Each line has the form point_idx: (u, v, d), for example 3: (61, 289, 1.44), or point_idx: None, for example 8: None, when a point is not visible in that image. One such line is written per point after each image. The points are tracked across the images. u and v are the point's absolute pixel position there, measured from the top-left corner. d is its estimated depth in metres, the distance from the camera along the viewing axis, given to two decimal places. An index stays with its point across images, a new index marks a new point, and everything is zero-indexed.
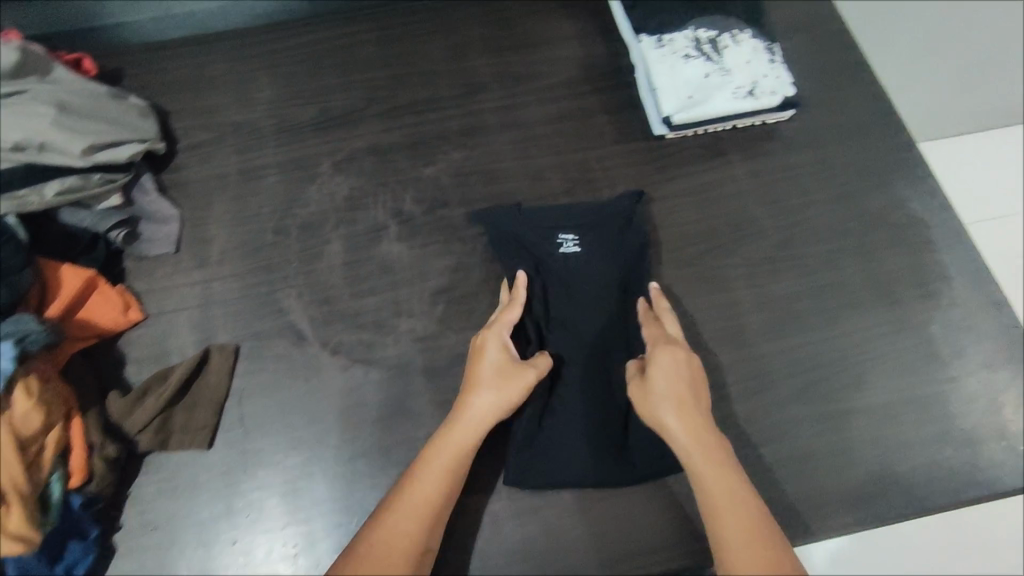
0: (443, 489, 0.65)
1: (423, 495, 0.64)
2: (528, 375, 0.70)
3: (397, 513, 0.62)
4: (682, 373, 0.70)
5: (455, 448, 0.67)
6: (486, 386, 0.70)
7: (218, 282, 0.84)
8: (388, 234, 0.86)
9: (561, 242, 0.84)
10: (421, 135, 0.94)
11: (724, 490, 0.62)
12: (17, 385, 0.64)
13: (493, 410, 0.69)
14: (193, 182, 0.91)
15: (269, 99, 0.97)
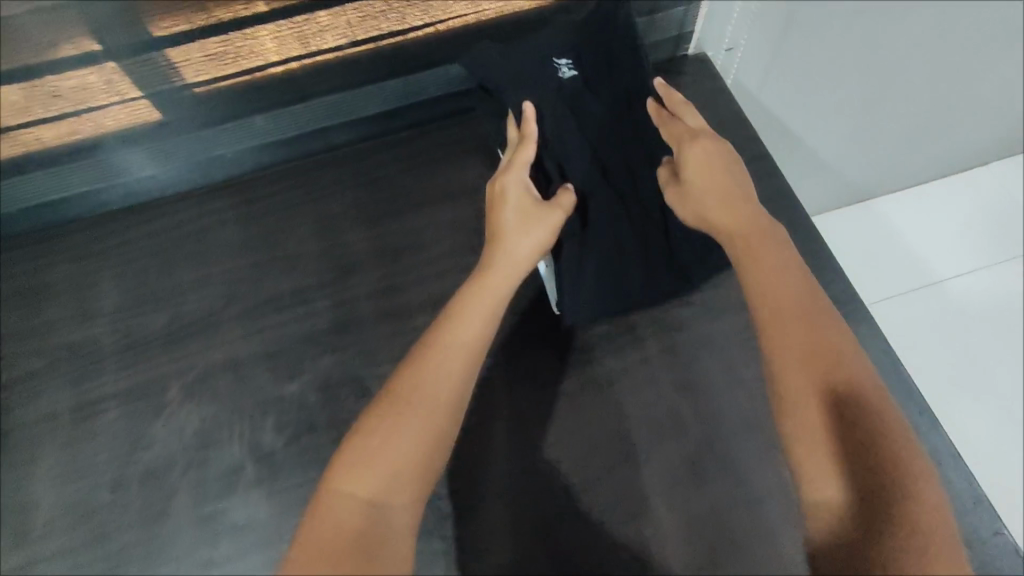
0: (475, 355, 0.59)
1: (466, 337, 0.60)
2: (555, 216, 0.70)
3: (428, 388, 0.56)
4: (720, 167, 0.68)
5: (484, 306, 0.62)
6: (523, 237, 0.69)
7: (37, 566, 0.70)
8: (244, 476, 0.73)
9: (557, 67, 0.85)
10: (286, 338, 0.81)
11: (778, 272, 0.58)
12: None
13: (528, 250, 0.68)
14: (18, 429, 0.77)
15: (112, 309, 0.84)
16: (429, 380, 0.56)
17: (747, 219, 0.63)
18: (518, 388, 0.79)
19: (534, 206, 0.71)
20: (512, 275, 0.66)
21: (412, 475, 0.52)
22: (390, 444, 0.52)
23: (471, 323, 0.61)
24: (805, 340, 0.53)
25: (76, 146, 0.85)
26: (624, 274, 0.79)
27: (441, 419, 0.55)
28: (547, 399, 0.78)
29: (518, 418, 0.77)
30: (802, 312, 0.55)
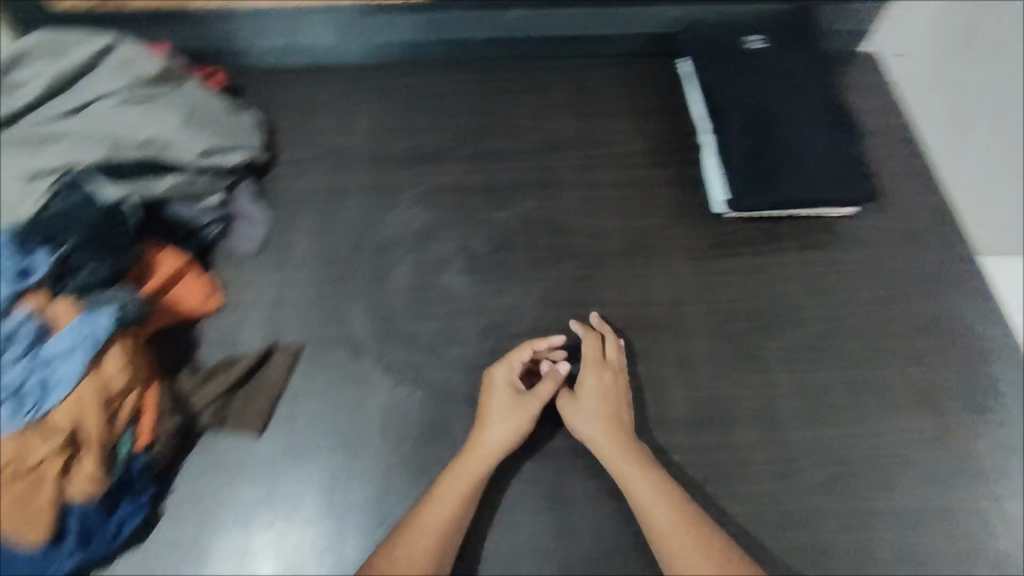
0: (450, 524, 0.71)
1: (435, 521, 0.71)
2: (532, 400, 0.79)
3: (398, 558, 0.68)
4: (618, 420, 0.78)
5: (449, 492, 0.73)
6: (492, 439, 0.76)
7: (292, 286, 0.91)
8: (452, 267, 0.94)
9: (751, 40, 1.03)
10: (498, 181, 1.02)
11: (662, 501, 0.72)
12: (113, 348, 0.74)
13: (503, 443, 0.76)
14: (286, 194, 1.00)
15: (365, 130, 1.07)
16: (407, 549, 0.69)
17: (625, 462, 0.75)
18: (673, 259, 0.95)
19: (532, 401, 0.79)
20: (491, 462, 0.75)
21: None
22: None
23: (437, 498, 0.73)
24: (693, 557, 0.68)
25: (371, 6, 1.07)
26: (779, 193, 0.92)
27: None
28: (697, 272, 0.93)
29: (670, 279, 0.93)
30: (674, 523, 0.70)
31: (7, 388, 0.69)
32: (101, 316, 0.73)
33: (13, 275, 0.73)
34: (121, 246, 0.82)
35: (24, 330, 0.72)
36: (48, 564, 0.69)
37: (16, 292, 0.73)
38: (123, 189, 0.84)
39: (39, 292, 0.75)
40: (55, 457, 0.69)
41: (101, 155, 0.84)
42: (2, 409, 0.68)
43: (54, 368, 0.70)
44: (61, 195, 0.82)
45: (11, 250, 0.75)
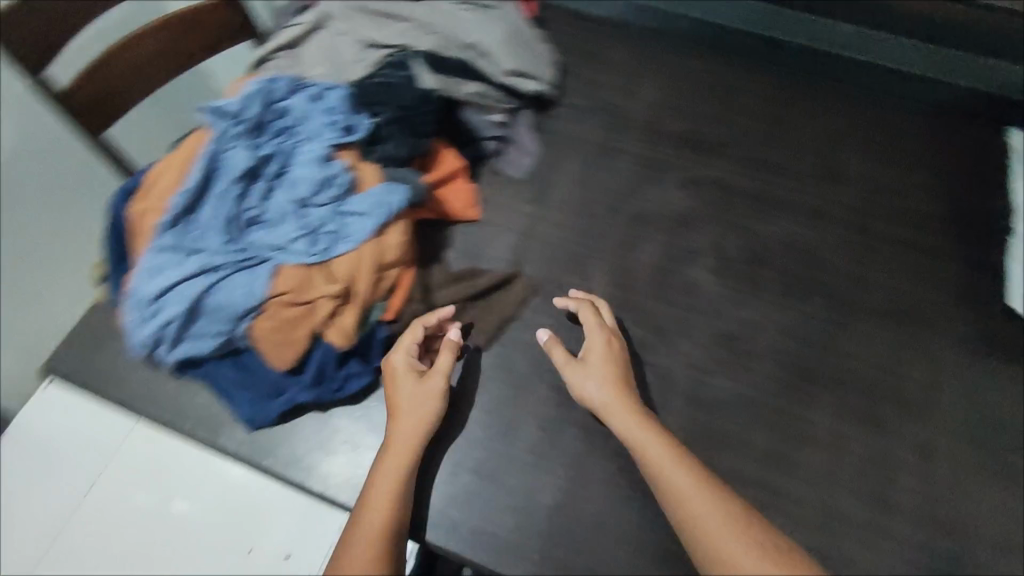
0: (405, 475, 0.70)
1: (385, 496, 0.67)
2: (446, 358, 0.76)
3: (375, 501, 0.67)
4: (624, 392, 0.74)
5: (394, 466, 0.70)
6: (426, 404, 0.73)
7: (543, 224, 0.92)
8: (702, 261, 0.90)
9: None
10: (770, 192, 0.96)
11: (676, 467, 0.67)
12: (398, 224, 0.78)
13: (427, 409, 0.73)
14: (559, 134, 1.01)
15: (649, 98, 1.04)
16: (368, 523, 0.65)
17: (642, 425, 0.71)
18: (944, 339, 0.85)
19: (405, 376, 0.75)
20: (408, 446, 0.71)
21: (368, 553, 0.63)
22: (361, 531, 0.65)
23: (400, 446, 0.71)
24: (713, 517, 0.63)
25: None
26: None
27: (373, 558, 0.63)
28: (968, 363, 0.83)
29: (935, 359, 0.84)
30: (692, 483, 0.66)
31: (309, 225, 0.75)
32: (400, 191, 0.78)
33: (342, 128, 0.80)
34: (420, 133, 0.85)
35: (338, 178, 0.77)
36: (286, 386, 0.76)
37: (339, 143, 0.80)
38: (437, 82, 0.88)
39: (354, 151, 0.81)
40: (325, 301, 0.74)
41: (430, 45, 0.90)
42: (302, 241, 0.74)
43: (350, 221, 0.76)
44: (391, 69, 0.87)
45: (346, 108, 0.82)
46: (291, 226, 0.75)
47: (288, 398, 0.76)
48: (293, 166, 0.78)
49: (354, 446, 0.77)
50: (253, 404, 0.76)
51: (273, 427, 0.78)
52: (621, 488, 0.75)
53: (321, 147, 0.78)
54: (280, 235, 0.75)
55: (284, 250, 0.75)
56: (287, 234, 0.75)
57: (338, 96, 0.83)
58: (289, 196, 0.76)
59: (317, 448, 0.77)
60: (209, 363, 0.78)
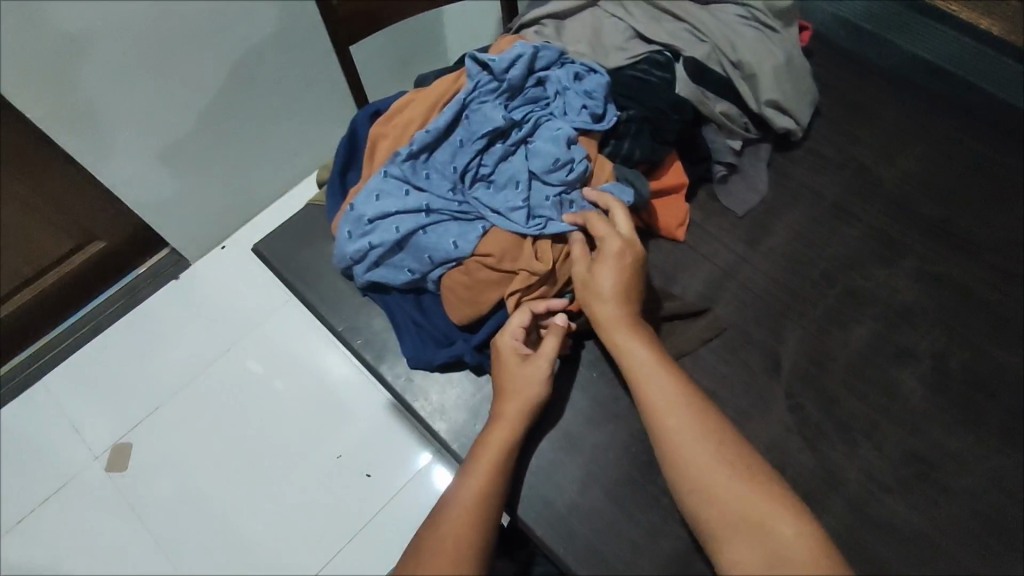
0: (498, 456, 0.68)
1: (478, 478, 0.67)
2: (553, 344, 0.72)
3: (469, 473, 0.67)
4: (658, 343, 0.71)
5: (492, 450, 0.69)
6: (529, 389, 0.71)
7: (749, 267, 0.87)
8: (914, 365, 0.80)
9: None
10: (1022, 316, 0.83)
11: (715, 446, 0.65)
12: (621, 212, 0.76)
13: (528, 392, 0.71)
14: (794, 181, 0.93)
15: (906, 170, 0.94)
16: (461, 499, 0.66)
17: (654, 375, 0.69)
18: None
19: (510, 358, 0.72)
20: (508, 432, 0.70)
21: (463, 522, 0.64)
22: (454, 506, 0.66)
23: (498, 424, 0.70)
24: (716, 479, 0.63)
25: None
26: None
27: (465, 537, 0.64)
28: None
29: None
30: (700, 441, 0.64)
31: (532, 201, 0.76)
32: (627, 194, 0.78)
33: (593, 115, 0.80)
34: (659, 139, 0.83)
35: (576, 165, 0.77)
36: (456, 339, 0.79)
37: (585, 128, 0.79)
38: (691, 92, 0.85)
39: (593, 138, 0.81)
40: (523, 276, 0.75)
41: (699, 53, 0.86)
42: (521, 214, 0.75)
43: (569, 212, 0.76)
44: (650, 66, 0.86)
45: (603, 96, 0.81)
46: (517, 196, 0.76)
47: (453, 353, 0.77)
48: (535, 138, 0.79)
49: None
50: (421, 345, 0.79)
51: (429, 374, 0.80)
52: None
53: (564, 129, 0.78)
54: (504, 200, 0.76)
55: (501, 215, 0.76)
56: (511, 201, 0.76)
57: (598, 80, 0.81)
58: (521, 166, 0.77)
59: (463, 407, 0.78)
60: (394, 293, 0.81)
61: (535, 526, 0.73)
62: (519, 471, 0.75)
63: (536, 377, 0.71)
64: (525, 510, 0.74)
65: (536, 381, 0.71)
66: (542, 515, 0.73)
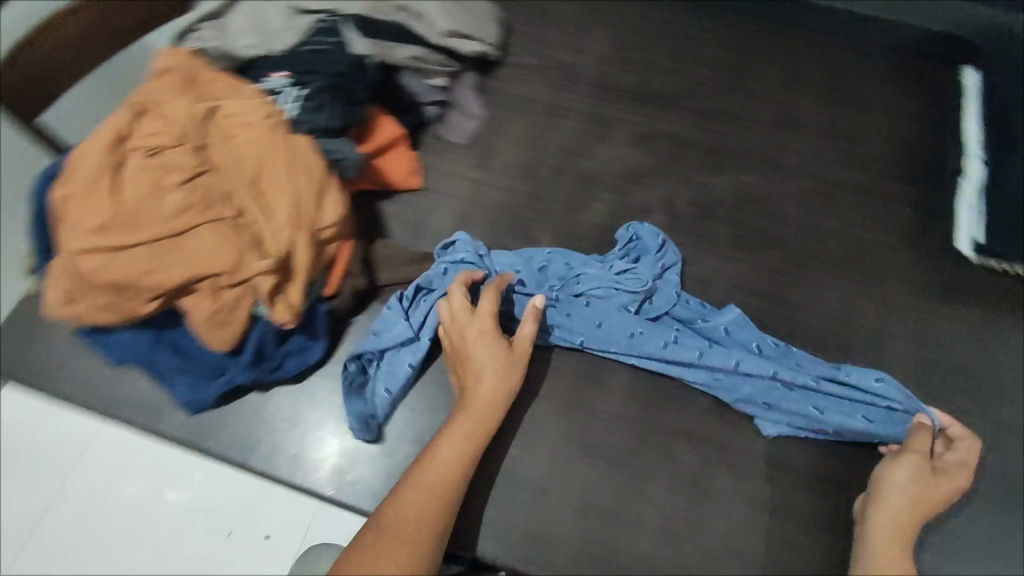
0: (473, 446, 0.69)
1: (450, 455, 0.69)
2: (523, 351, 0.74)
3: (439, 459, 0.68)
4: (923, 482, 0.68)
5: (466, 426, 0.70)
6: (506, 377, 0.72)
7: (488, 189, 0.90)
8: (650, 219, 0.88)
9: None
10: (722, 145, 0.93)
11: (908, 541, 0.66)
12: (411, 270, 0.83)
13: (499, 388, 0.72)
14: (505, 96, 0.97)
15: (598, 54, 1.00)
16: (430, 475, 0.67)
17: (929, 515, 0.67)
18: (888, 285, 0.86)
19: (496, 349, 0.73)
20: (489, 412, 0.71)
21: (428, 500, 0.66)
22: (423, 480, 0.67)
23: (474, 411, 0.71)
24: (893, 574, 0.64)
25: None
26: None
27: (428, 509, 0.65)
28: (910, 306, 0.84)
29: (878, 308, 0.84)
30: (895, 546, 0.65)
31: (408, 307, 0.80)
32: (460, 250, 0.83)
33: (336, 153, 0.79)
34: (352, 101, 0.82)
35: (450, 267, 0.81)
36: (225, 368, 0.77)
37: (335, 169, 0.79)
38: (370, 46, 0.84)
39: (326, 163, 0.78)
40: (264, 277, 0.73)
41: (361, 8, 0.86)
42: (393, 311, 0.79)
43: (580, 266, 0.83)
44: (319, 36, 0.84)
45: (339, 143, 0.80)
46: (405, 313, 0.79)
47: (228, 378, 0.76)
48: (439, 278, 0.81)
49: (296, 421, 0.78)
50: (193, 389, 0.76)
51: (215, 409, 0.78)
52: (563, 451, 0.75)
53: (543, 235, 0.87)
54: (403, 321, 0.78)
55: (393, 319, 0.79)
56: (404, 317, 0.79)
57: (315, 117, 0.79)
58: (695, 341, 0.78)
59: (261, 428, 0.77)
60: (141, 350, 0.77)
61: (369, 505, 0.74)
62: (333, 461, 0.76)
63: (511, 367, 0.73)
64: (353, 496, 0.74)
65: (513, 369, 0.73)
66: (371, 493, 0.74)
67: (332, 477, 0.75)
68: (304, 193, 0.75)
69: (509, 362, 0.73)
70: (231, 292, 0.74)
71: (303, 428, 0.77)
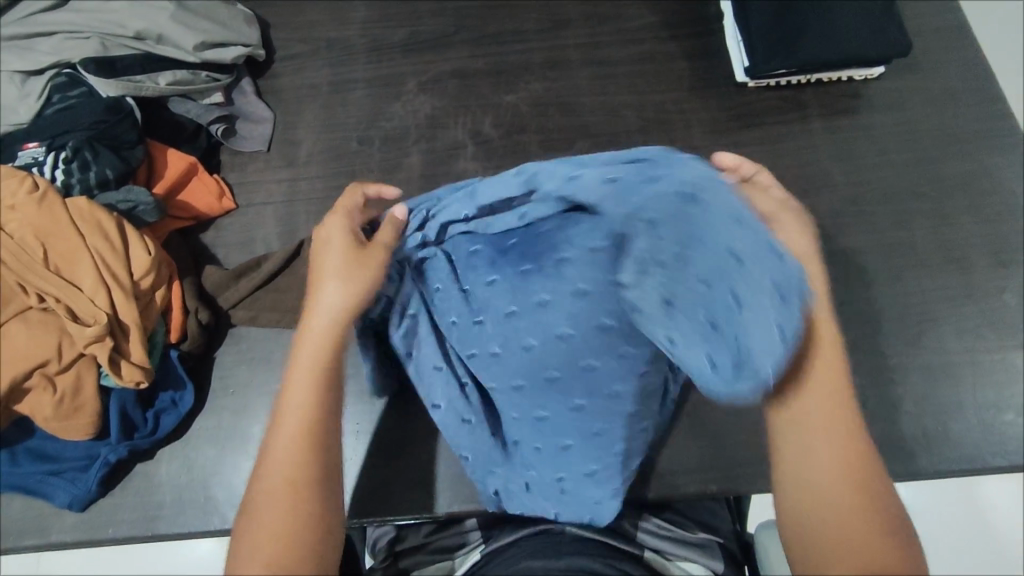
0: (323, 363, 0.60)
1: (304, 388, 0.59)
2: (380, 256, 0.63)
3: (293, 404, 0.58)
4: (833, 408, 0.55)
5: (312, 346, 0.61)
6: (330, 260, 0.63)
7: (303, 182, 0.89)
8: (464, 153, 0.91)
9: None
10: (504, 64, 0.96)
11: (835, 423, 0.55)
12: (281, 274, 0.82)
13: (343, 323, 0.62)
14: (287, 90, 0.95)
15: (362, 19, 0.99)
16: (291, 402, 0.59)
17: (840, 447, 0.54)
18: (694, 131, 0.91)
19: (342, 241, 0.63)
20: (330, 320, 0.62)
21: (298, 443, 0.57)
22: (283, 430, 0.58)
23: (310, 347, 0.61)
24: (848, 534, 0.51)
25: None
26: (812, 58, 0.87)
27: (295, 458, 0.56)
28: (717, 142, 0.90)
29: (692, 153, 0.90)
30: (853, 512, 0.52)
31: None
32: None
33: (123, 204, 0.76)
34: (122, 145, 0.79)
35: None
36: (98, 452, 0.74)
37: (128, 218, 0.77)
38: (118, 85, 0.81)
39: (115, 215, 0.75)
40: (97, 345, 0.69)
41: (91, 52, 0.82)
42: None
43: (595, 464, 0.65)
44: (60, 92, 0.80)
45: (122, 192, 0.77)
46: None
47: (103, 461, 0.73)
48: None
49: (194, 471, 0.76)
50: (71, 485, 0.73)
51: (105, 495, 0.75)
52: None
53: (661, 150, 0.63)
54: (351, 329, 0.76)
55: None
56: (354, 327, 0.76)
57: (86, 174, 0.76)
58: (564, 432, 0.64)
59: (159, 494, 0.75)
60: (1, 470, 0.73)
61: None
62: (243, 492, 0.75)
63: (349, 262, 0.63)
64: None
65: (352, 261, 0.63)
66: None
67: None
68: (101, 251, 0.72)
69: (361, 254, 0.63)
70: (66, 376, 0.70)
71: (202, 474, 0.75)
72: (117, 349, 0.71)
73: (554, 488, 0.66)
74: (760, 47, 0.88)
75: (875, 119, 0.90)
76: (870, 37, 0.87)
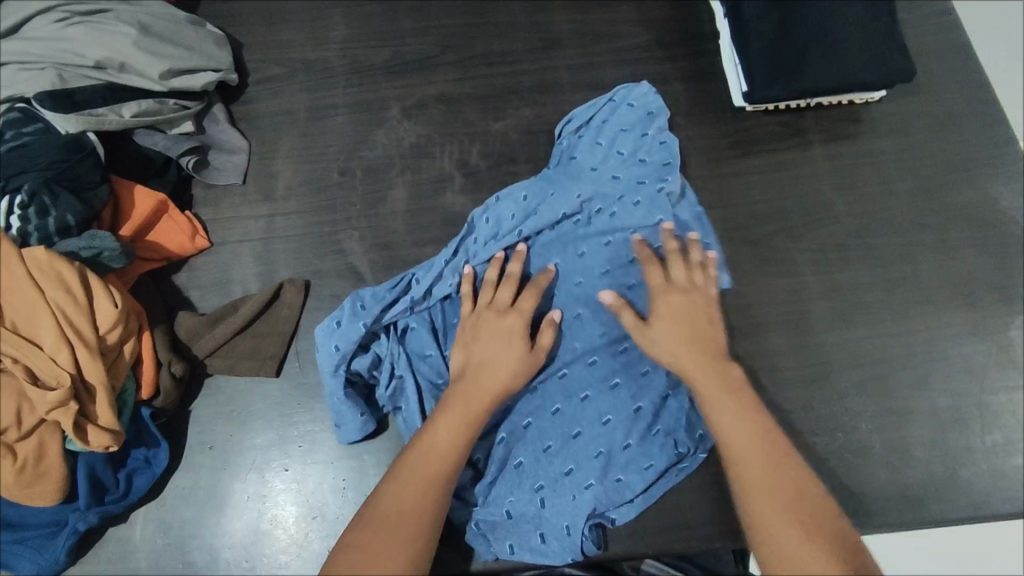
0: (468, 423, 0.65)
1: (441, 439, 0.63)
2: (537, 356, 0.71)
3: (429, 447, 0.63)
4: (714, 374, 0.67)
5: (463, 403, 0.66)
6: (496, 336, 0.71)
7: (281, 218, 0.85)
8: (452, 185, 0.86)
9: None
10: (493, 88, 0.92)
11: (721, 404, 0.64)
12: (260, 318, 0.78)
13: (500, 381, 0.68)
14: (263, 117, 0.90)
15: (341, 39, 0.94)
16: (434, 442, 0.63)
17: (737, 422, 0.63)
18: (692, 159, 0.88)
19: (492, 317, 0.72)
20: (485, 386, 0.68)
21: (421, 482, 0.60)
22: (413, 463, 0.62)
23: (454, 408, 0.66)
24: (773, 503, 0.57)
25: None
26: (812, 84, 0.84)
27: (415, 496, 0.59)
28: (716, 172, 0.87)
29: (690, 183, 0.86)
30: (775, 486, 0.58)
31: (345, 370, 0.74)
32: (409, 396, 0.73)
33: (86, 250, 0.71)
34: (84, 186, 0.73)
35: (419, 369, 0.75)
36: (66, 518, 0.69)
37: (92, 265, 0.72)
38: (79, 121, 0.75)
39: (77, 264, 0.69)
40: (59, 411, 0.64)
41: (47, 85, 0.76)
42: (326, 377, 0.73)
43: (586, 491, 0.71)
44: (14, 129, 0.74)
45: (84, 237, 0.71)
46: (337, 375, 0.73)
47: (72, 530, 0.68)
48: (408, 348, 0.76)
49: (171, 535, 0.71)
50: (37, 555, 0.68)
51: (75, 563, 0.70)
52: None
53: (635, 222, 0.80)
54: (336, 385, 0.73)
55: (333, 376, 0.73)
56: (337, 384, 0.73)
57: (45, 220, 0.71)
58: (563, 460, 0.72)
59: (134, 560, 0.71)
60: None
61: None
62: (224, 556, 0.71)
63: (499, 344, 0.70)
64: None
65: (503, 339, 0.71)
66: (272, 571, 0.70)
67: (230, 572, 0.70)
68: (62, 308, 0.66)
69: (508, 332, 0.71)
70: (28, 443, 0.65)
71: (180, 537, 0.71)
72: (83, 412, 0.66)
73: (539, 519, 0.71)
74: (758, 72, 0.84)
75: (876, 145, 0.87)
76: (873, 62, 0.84)
